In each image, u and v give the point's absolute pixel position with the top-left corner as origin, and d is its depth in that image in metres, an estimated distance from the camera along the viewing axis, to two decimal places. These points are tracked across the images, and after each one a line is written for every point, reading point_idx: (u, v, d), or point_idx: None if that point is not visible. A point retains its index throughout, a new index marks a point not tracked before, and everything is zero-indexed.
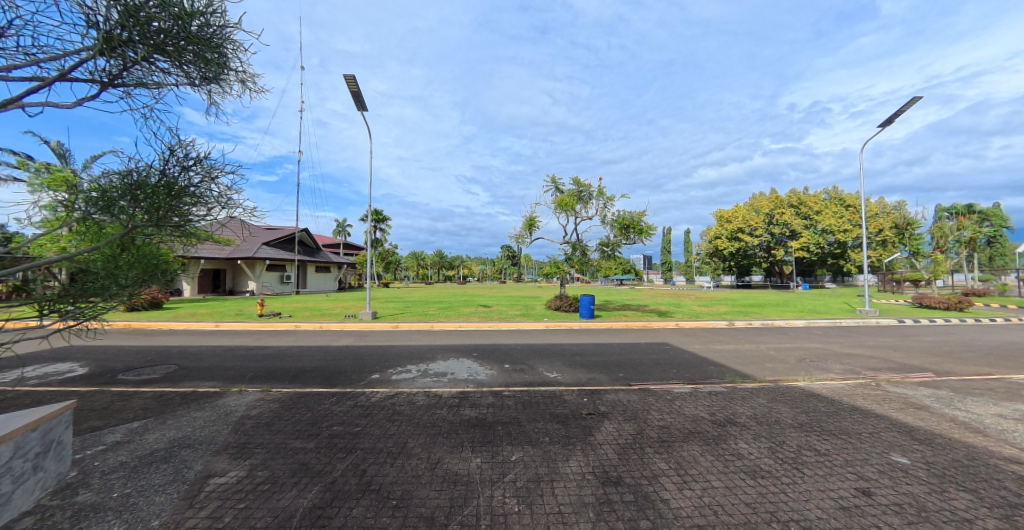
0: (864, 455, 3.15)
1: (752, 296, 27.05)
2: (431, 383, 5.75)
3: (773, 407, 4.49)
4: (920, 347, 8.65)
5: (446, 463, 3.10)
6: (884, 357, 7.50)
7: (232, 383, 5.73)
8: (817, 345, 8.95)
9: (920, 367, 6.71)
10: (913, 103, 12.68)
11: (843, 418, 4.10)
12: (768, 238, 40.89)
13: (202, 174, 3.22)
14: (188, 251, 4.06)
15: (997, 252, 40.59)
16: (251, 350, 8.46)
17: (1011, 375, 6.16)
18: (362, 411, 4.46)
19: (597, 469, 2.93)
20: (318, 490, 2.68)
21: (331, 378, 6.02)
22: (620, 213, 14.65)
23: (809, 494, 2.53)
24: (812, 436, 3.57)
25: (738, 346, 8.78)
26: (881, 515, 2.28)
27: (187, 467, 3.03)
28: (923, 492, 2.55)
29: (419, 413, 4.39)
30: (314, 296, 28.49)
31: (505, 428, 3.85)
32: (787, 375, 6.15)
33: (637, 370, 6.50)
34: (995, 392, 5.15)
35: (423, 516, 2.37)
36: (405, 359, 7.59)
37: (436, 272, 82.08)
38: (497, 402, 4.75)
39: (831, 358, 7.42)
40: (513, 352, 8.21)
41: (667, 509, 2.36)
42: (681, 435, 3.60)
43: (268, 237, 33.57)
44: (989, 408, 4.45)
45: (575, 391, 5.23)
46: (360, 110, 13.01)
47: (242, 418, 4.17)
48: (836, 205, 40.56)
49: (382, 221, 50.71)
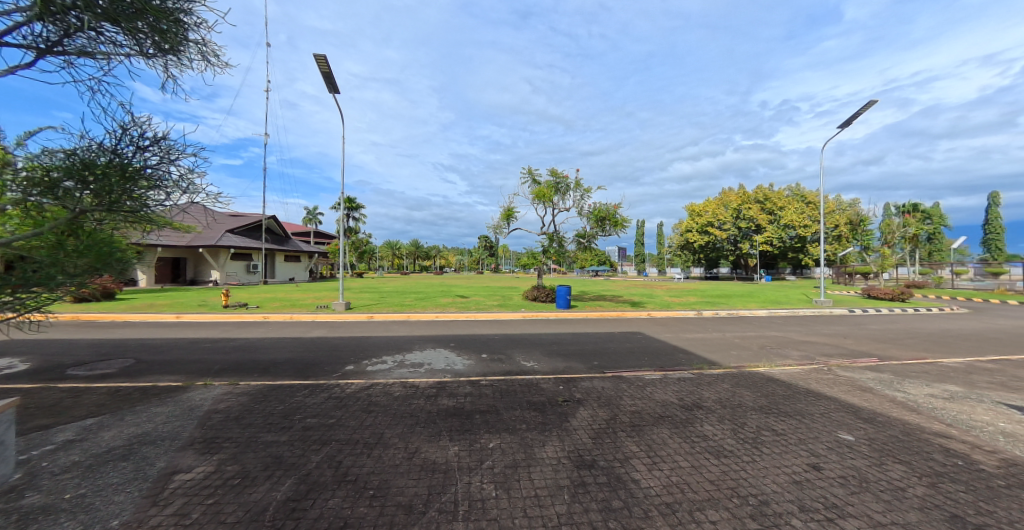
0: (816, 433, 3.42)
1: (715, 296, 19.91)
2: (408, 374, 5.72)
3: (737, 391, 4.77)
4: (867, 334, 9.42)
5: (423, 452, 3.11)
6: (836, 344, 8.12)
7: (197, 376, 5.49)
8: (778, 333, 9.55)
9: (866, 352, 7.32)
10: (870, 107, 13.53)
11: (798, 400, 4.41)
12: (735, 232, 42.80)
13: (160, 156, 3.04)
14: (146, 237, 3.84)
15: (937, 248, 44.34)
16: (218, 342, 8.13)
17: (942, 358, 6.85)
18: (336, 403, 4.38)
19: (572, 453, 3.03)
20: (293, 482, 2.64)
21: (305, 371, 5.88)
22: (596, 205, 14.90)
23: (766, 470, 2.73)
24: (770, 418, 3.83)
25: (706, 335, 9.23)
26: (828, 487, 2.50)
27: (149, 464, 2.89)
28: (865, 465, 2.81)
29: (396, 404, 4.36)
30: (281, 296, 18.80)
31: (482, 417, 3.89)
32: (750, 361, 6.54)
33: (612, 358, 6.73)
34: (929, 374, 5.69)
35: (401, 504, 2.38)
36: (382, 350, 7.51)
37: (412, 261, 80.87)
38: (475, 391, 4.79)
39: (789, 345, 7.96)
40: (491, 342, 8.29)
41: (637, 489, 2.48)
42: (651, 419, 3.77)
43: (233, 224, 31.95)
44: (923, 388, 4.93)
45: (551, 379, 5.35)
46: (333, 93, 12.50)
47: (208, 413, 4.01)
48: (799, 202, 42.82)
49: (356, 209, 49.45)
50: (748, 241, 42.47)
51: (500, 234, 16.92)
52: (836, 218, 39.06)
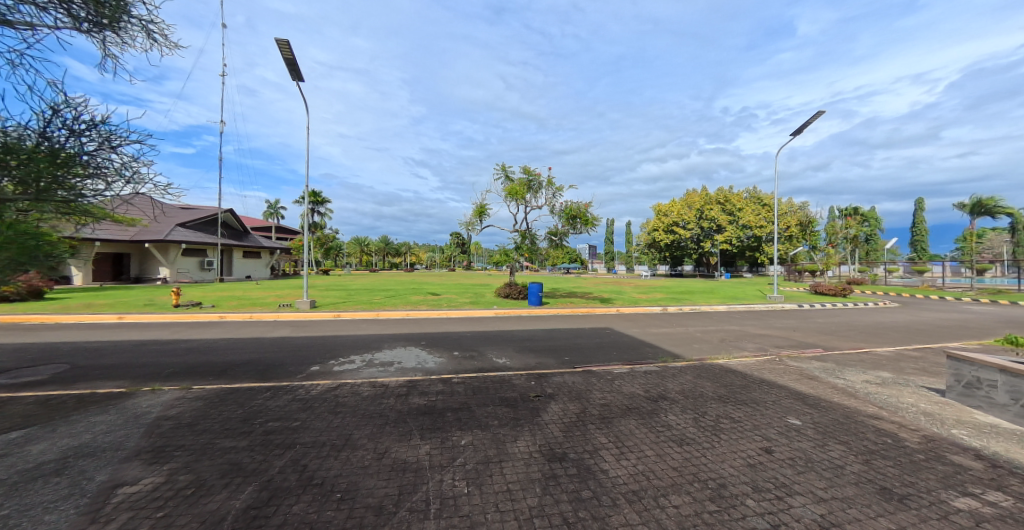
0: (769, 419, 3.67)
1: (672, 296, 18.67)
2: (377, 373, 5.59)
3: (698, 382, 5.02)
4: (814, 327, 10.20)
5: (394, 452, 3.06)
6: (787, 336, 8.73)
7: (143, 381, 5.10)
8: (736, 327, 10.13)
9: (812, 344, 7.93)
10: (818, 117, 14.56)
11: (753, 389, 4.70)
12: (698, 231, 44.84)
13: (98, 141, 2.84)
14: (82, 230, 3.52)
15: (873, 248, 48.57)
16: (168, 344, 7.58)
17: (877, 348, 7.54)
18: (301, 405, 4.22)
19: (543, 447, 3.08)
20: (253, 489, 2.52)
21: (266, 372, 5.61)
22: (568, 203, 15.11)
23: (724, 455, 2.90)
24: (728, 406, 4.07)
25: (671, 329, 9.65)
26: (778, 468, 2.69)
27: (86, 478, 2.66)
28: (810, 447, 3.05)
29: (365, 404, 4.25)
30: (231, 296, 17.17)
31: (454, 414, 3.87)
32: (711, 354, 6.91)
33: (582, 353, 6.89)
34: (865, 362, 6.25)
35: (371, 505, 2.33)
36: (349, 349, 7.29)
37: (381, 258, 78.76)
38: (447, 388, 4.76)
39: (746, 338, 8.48)
40: (464, 340, 8.24)
41: (606, 479, 2.56)
42: (619, 411, 3.89)
43: (184, 217, 29.79)
44: (860, 375, 5.41)
45: (523, 375, 5.40)
46: (296, 80, 11.90)
47: (158, 420, 3.73)
48: (756, 203, 45.45)
49: (321, 203, 47.43)
50: (710, 241, 44.63)
51: (472, 231, 16.81)
52: (788, 220, 41.82)
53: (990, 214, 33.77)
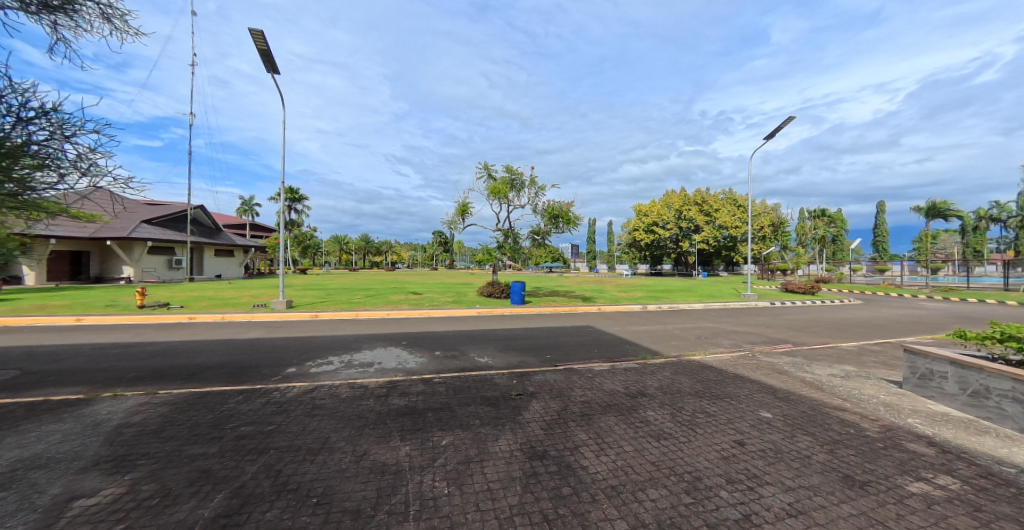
0: (742, 413, 3.80)
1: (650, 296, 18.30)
2: (355, 374, 5.47)
3: (676, 378, 5.15)
4: (785, 324, 10.63)
5: (373, 454, 3.00)
6: (760, 333, 9.07)
7: (104, 387, 4.83)
8: (713, 324, 10.44)
9: (783, 339, 8.27)
10: (790, 122, 15.17)
11: (728, 384, 4.85)
12: (677, 231, 45.97)
13: (48, 131, 2.70)
14: (33, 226, 3.33)
15: (839, 248, 50.99)
16: (131, 347, 7.20)
17: (842, 343, 7.93)
18: (276, 409, 4.09)
19: (524, 445, 3.09)
20: (224, 497, 2.42)
21: (239, 375, 5.42)
22: (550, 203, 15.21)
23: (700, 448, 2.99)
24: (704, 401, 4.19)
25: (651, 327, 9.86)
26: (750, 460, 2.79)
27: (38, 492, 2.49)
28: (780, 438, 3.18)
29: (343, 406, 4.16)
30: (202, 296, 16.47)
31: (435, 414, 3.84)
32: (688, 351, 7.09)
33: (564, 351, 6.95)
34: (832, 357, 6.56)
35: (348, 509, 2.28)
36: (328, 350, 7.12)
37: (362, 256, 77.20)
38: (428, 389, 4.71)
39: (721, 335, 8.76)
40: (445, 339, 8.17)
41: (586, 475, 2.59)
42: (600, 408, 3.95)
43: (150, 214, 28.38)
44: (827, 369, 5.67)
45: (505, 374, 5.40)
46: (271, 73, 11.49)
47: (119, 427, 3.54)
48: (731, 204, 46.96)
49: (298, 200, 46.06)
50: (688, 240, 45.82)
51: (455, 229, 16.68)
52: (761, 220, 43.40)
53: (943, 217, 36.01)
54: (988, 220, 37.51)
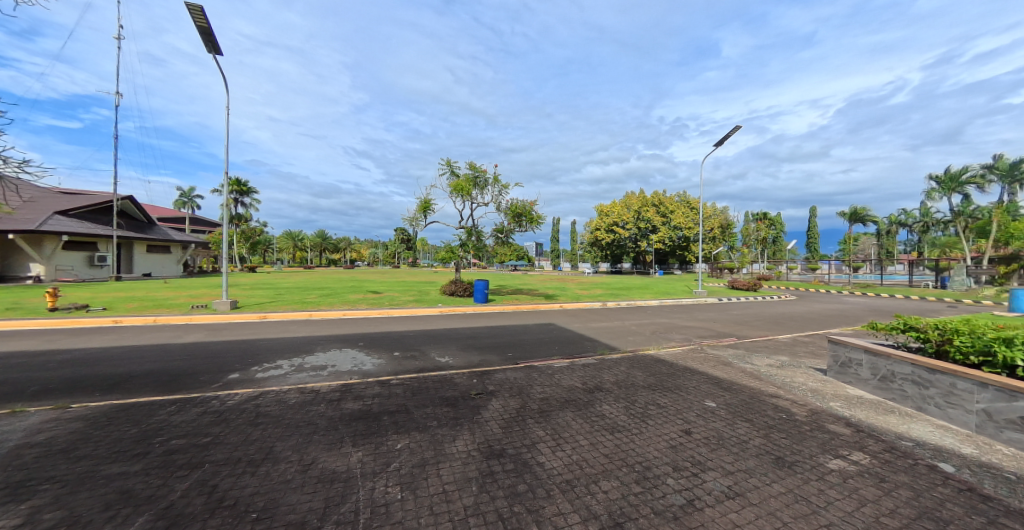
0: (690, 404, 4.02)
1: (613, 296, 17.55)
2: (307, 379, 5.17)
3: (631, 372, 5.37)
4: (731, 319, 11.42)
5: (322, 462, 2.85)
6: (708, 327, 9.69)
7: (3, 402, 4.21)
8: (667, 320, 11.00)
9: (728, 333, 8.88)
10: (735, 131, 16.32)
11: (678, 376, 5.13)
12: (635, 231, 47.93)
13: None
14: None
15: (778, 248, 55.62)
16: (39, 355, 6.32)
17: (779, 335, 8.65)
18: (214, 418, 3.77)
19: (481, 444, 3.07)
20: (148, 519, 2.19)
21: (172, 383, 4.94)
22: (514, 201, 15.27)
23: (650, 439, 3.13)
24: (656, 393, 4.39)
25: (610, 323, 10.21)
26: (695, 448, 2.96)
27: None
28: (722, 426, 3.40)
29: (291, 413, 3.92)
30: (131, 296, 14.89)
31: (391, 417, 3.72)
32: (643, 346, 7.41)
33: (525, 349, 7.02)
34: (770, 348, 7.14)
35: (292, 523, 2.14)
36: (278, 353, 6.70)
37: (317, 254, 73.40)
38: (385, 391, 4.55)
39: (674, 330, 9.25)
40: (406, 339, 7.96)
41: (542, 471, 2.62)
42: (558, 404, 4.02)
43: (66, 205, 25.18)
44: (765, 359, 6.16)
45: (465, 373, 5.35)
46: (213, 53, 10.56)
47: (19, 449, 3.09)
48: (685, 206, 49.69)
49: (246, 193, 42.86)
50: (646, 240, 47.89)
51: (417, 227, 16.30)
52: (711, 222, 46.29)
53: (862, 221, 40.42)
54: (898, 225, 42.59)
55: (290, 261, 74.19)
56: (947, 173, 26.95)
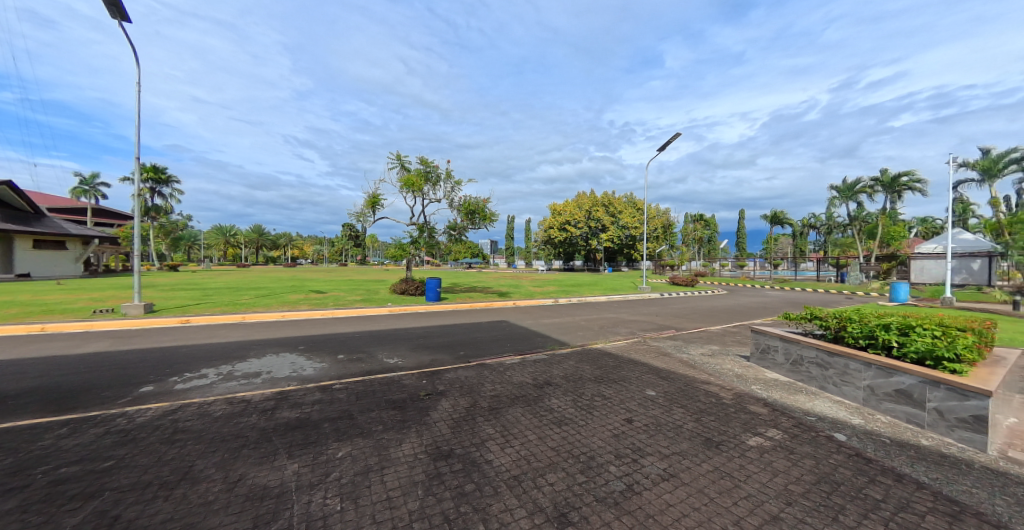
0: (631, 394, 4.25)
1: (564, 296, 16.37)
2: (236, 388, 4.72)
3: (579, 366, 5.56)
4: (671, 312, 12.24)
5: (251, 478, 2.62)
6: (650, 320, 10.31)
7: None
8: (614, 315, 11.53)
9: (668, 326, 9.51)
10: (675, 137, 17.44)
11: (623, 368, 5.40)
12: (586, 230, 49.65)
13: None
14: None
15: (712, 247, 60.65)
16: None
17: (711, 327, 9.43)
18: (120, 438, 3.31)
19: (429, 446, 3.00)
20: None
21: (66, 401, 4.26)
22: (467, 198, 15.10)
23: (594, 429, 3.26)
24: (601, 385, 4.59)
25: (561, 319, 10.49)
26: (636, 435, 3.13)
27: None
28: (659, 413, 3.64)
29: (216, 426, 3.55)
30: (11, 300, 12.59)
31: (332, 424, 3.51)
32: (592, 340, 7.69)
33: (477, 347, 6.99)
34: (703, 338, 7.76)
35: None
36: (203, 361, 6.04)
37: (253, 251, 67.34)
38: (326, 397, 4.28)
39: (620, 324, 9.73)
40: (352, 341, 7.54)
41: (490, 469, 2.62)
42: (508, 401, 4.05)
43: None
44: (699, 349, 6.68)
45: (415, 374, 5.19)
46: (118, 20, 9.18)
47: None
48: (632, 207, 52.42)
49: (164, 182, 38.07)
50: (596, 238, 49.81)
51: (364, 222, 15.52)
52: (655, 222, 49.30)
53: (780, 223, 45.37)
54: (808, 227, 48.35)
55: (219, 259, 67.23)
56: (845, 183, 31.03)
